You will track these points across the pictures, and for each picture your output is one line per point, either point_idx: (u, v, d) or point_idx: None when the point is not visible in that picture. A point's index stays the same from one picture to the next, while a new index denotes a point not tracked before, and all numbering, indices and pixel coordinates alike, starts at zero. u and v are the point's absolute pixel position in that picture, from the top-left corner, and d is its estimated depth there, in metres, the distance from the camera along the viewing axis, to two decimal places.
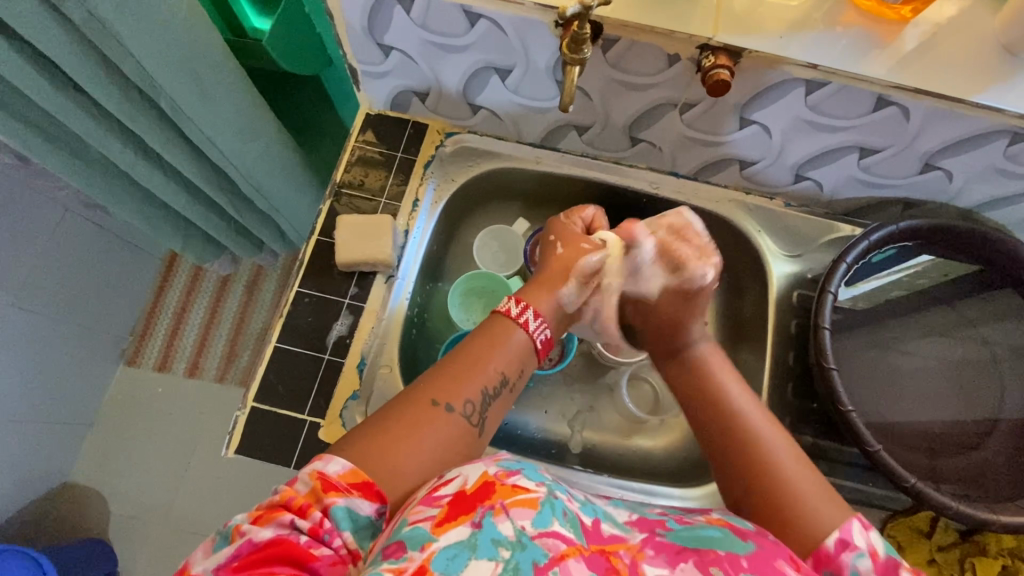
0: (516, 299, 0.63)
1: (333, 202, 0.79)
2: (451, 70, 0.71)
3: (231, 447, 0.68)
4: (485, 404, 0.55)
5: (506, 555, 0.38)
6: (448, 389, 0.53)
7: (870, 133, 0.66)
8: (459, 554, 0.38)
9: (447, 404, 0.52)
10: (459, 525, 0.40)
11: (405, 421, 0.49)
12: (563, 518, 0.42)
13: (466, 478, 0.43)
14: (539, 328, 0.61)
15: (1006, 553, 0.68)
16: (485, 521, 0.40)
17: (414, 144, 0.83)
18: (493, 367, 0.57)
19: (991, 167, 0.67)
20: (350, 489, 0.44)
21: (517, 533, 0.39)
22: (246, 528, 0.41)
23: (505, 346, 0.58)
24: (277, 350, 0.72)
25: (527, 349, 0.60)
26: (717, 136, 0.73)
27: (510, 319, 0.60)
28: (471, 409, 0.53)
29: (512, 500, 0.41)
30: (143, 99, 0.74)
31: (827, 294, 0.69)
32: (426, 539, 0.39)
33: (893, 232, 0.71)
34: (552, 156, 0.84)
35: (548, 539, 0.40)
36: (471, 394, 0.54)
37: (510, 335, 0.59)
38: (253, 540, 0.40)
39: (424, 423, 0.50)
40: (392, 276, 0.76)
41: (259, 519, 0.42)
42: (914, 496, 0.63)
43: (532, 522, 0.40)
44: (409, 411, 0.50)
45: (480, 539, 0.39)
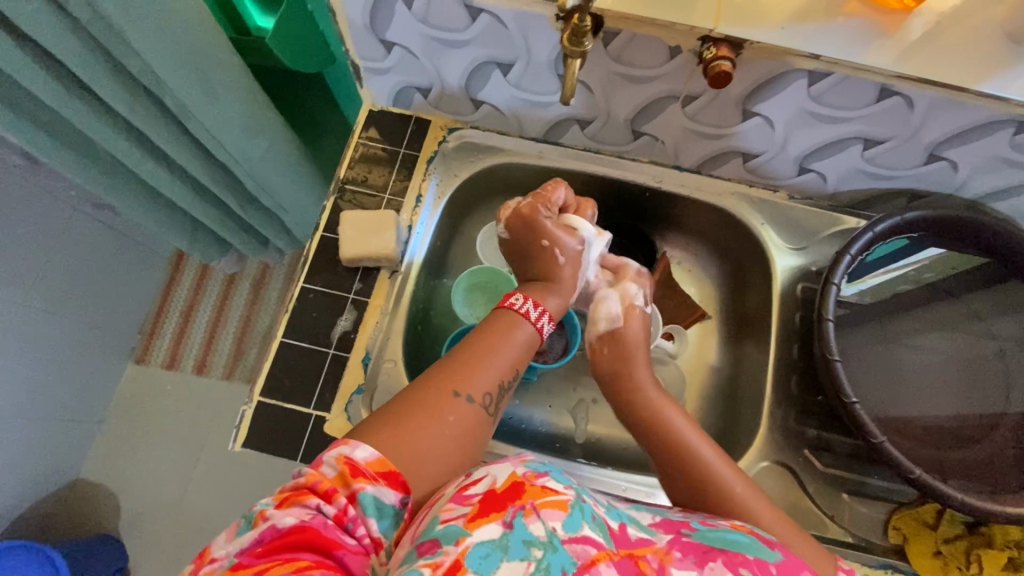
0: (523, 294, 0.63)
1: (337, 198, 0.80)
2: (453, 65, 0.72)
3: (238, 441, 0.69)
4: (501, 393, 0.56)
5: (538, 556, 0.39)
6: (465, 377, 0.54)
7: (874, 123, 0.65)
8: (492, 554, 0.38)
9: (466, 394, 0.53)
10: (490, 524, 0.40)
11: (425, 409, 0.50)
12: (592, 521, 0.42)
13: (495, 477, 0.43)
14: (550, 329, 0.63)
15: (1013, 545, 0.66)
16: (516, 521, 0.40)
17: (417, 140, 0.83)
18: (509, 358, 0.58)
19: (996, 157, 0.66)
20: (377, 477, 0.44)
21: (548, 535, 0.40)
22: (271, 512, 0.42)
23: (521, 342, 0.59)
24: (282, 345, 0.72)
25: (536, 343, 0.61)
26: (720, 129, 0.73)
27: (517, 313, 0.61)
28: (488, 399, 0.54)
29: (542, 501, 0.41)
30: (149, 97, 0.75)
31: (831, 286, 0.69)
32: (459, 535, 0.39)
33: (898, 223, 0.71)
34: (554, 151, 0.84)
35: (577, 545, 0.40)
36: (488, 383, 0.55)
37: (522, 328, 0.60)
38: (278, 524, 0.40)
39: (441, 410, 0.51)
40: (396, 271, 0.76)
41: (285, 502, 0.43)
42: (920, 487, 0.63)
43: (563, 524, 0.41)
44: (427, 398, 0.51)
45: (512, 540, 0.39)
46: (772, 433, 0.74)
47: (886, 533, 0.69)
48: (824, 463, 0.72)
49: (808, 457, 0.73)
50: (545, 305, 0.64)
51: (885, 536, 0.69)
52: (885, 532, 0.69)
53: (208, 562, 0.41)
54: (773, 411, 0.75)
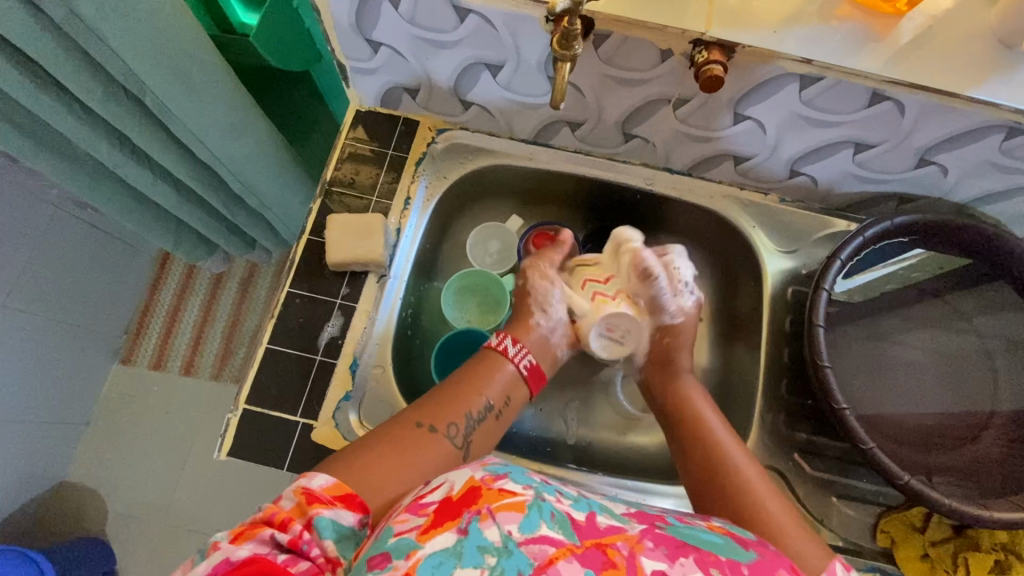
0: (499, 333, 0.69)
1: (323, 200, 0.78)
2: (442, 65, 0.70)
3: (223, 449, 0.67)
4: (472, 427, 0.58)
5: (492, 562, 0.38)
6: (435, 413, 0.57)
7: (865, 128, 0.65)
8: (444, 562, 0.37)
9: (433, 426, 0.56)
10: (445, 533, 0.39)
11: (395, 443, 0.53)
12: (552, 520, 0.41)
13: (452, 485, 0.44)
14: (521, 355, 0.67)
15: (1001, 548, 0.66)
16: (471, 527, 0.39)
17: (406, 141, 0.81)
18: (477, 393, 0.61)
19: (986, 162, 0.66)
20: (334, 501, 0.44)
21: (503, 539, 0.39)
22: (224, 544, 0.40)
23: (493, 377, 0.63)
24: (268, 351, 0.71)
25: (513, 378, 0.65)
26: (712, 132, 0.72)
27: (494, 350, 0.66)
28: (457, 432, 0.57)
29: (498, 504, 0.41)
30: (127, 96, 0.72)
31: (821, 291, 0.69)
32: (411, 548, 0.39)
33: (889, 227, 0.70)
34: (545, 152, 0.83)
35: (534, 546, 0.39)
36: (456, 416, 0.58)
37: (495, 367, 0.64)
38: (231, 556, 0.39)
39: (412, 444, 0.53)
40: (384, 275, 0.75)
41: (240, 536, 0.42)
42: (907, 492, 0.63)
43: (518, 526, 0.39)
44: (396, 431, 0.54)
45: (466, 546, 0.38)
46: (762, 437, 0.74)
47: (874, 536, 0.70)
48: (813, 467, 0.73)
49: (797, 461, 0.73)
50: (522, 342, 0.69)
51: (873, 540, 0.70)
52: (873, 535, 0.70)
53: None
54: (764, 415, 0.75)
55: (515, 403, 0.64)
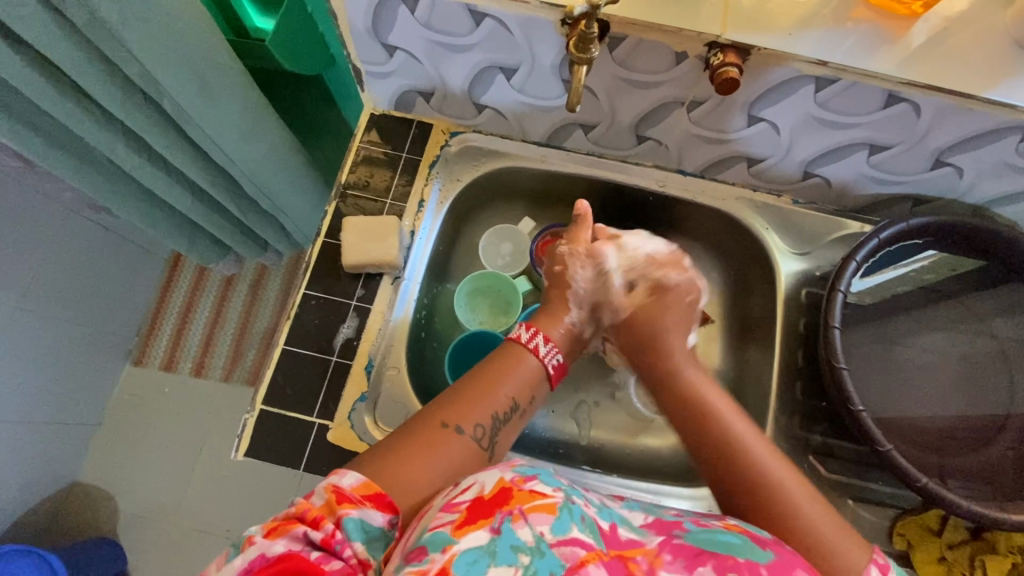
0: (527, 326, 0.67)
1: (338, 203, 0.79)
2: (456, 69, 0.71)
3: (240, 449, 0.68)
4: (497, 427, 0.57)
5: (526, 562, 0.38)
6: (458, 411, 0.56)
7: (881, 129, 0.65)
8: (478, 560, 0.38)
9: (458, 426, 0.55)
10: (478, 531, 0.40)
11: (420, 441, 0.52)
12: (582, 523, 0.42)
13: (483, 484, 0.43)
14: (549, 353, 0.65)
15: (1017, 551, 0.66)
16: (503, 527, 0.40)
17: (419, 144, 0.82)
18: (504, 391, 0.59)
19: (1002, 163, 0.66)
20: (364, 500, 0.44)
21: (536, 540, 0.39)
22: (258, 539, 0.41)
23: (517, 372, 0.62)
24: (284, 353, 0.71)
25: (538, 376, 0.63)
26: (726, 134, 0.72)
27: (522, 345, 0.64)
28: (482, 433, 0.56)
29: (529, 505, 0.41)
30: (145, 99, 0.73)
31: (837, 292, 0.69)
32: (446, 543, 0.39)
33: (904, 229, 0.70)
34: (557, 155, 0.83)
35: (566, 548, 0.40)
36: (480, 416, 0.56)
37: (522, 362, 0.63)
38: (267, 552, 0.40)
39: (437, 444, 0.52)
40: (399, 277, 0.76)
41: (272, 531, 0.42)
42: (925, 495, 0.63)
43: (551, 528, 0.40)
44: (421, 430, 0.53)
45: (499, 545, 0.39)
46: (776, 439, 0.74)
47: (891, 539, 0.69)
48: (827, 469, 0.72)
49: (813, 463, 0.73)
50: (552, 340, 0.67)
51: (890, 542, 0.69)
52: (889, 538, 0.69)
53: None
54: (777, 417, 0.75)
55: (537, 401, 0.64)
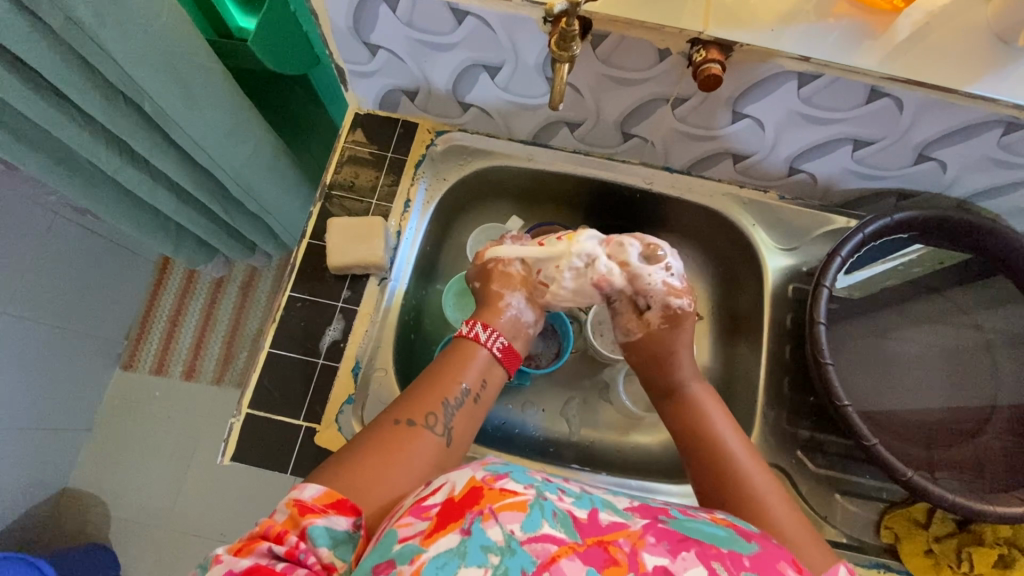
0: (469, 320, 0.67)
1: (323, 204, 0.78)
2: (439, 67, 0.70)
3: (226, 455, 0.67)
4: (450, 413, 0.58)
5: (495, 561, 0.38)
6: (407, 406, 0.57)
7: (864, 124, 0.65)
8: (449, 563, 0.38)
9: (410, 420, 0.55)
10: (449, 534, 0.40)
11: (373, 443, 0.53)
12: (554, 519, 0.41)
13: (454, 485, 0.44)
14: (493, 338, 0.65)
15: (1003, 542, 0.66)
16: (474, 527, 0.40)
17: (405, 144, 0.81)
18: (451, 377, 0.60)
19: (985, 157, 0.66)
20: (326, 509, 0.46)
21: (506, 538, 0.39)
22: (225, 557, 0.42)
23: (466, 363, 0.62)
24: (270, 356, 0.71)
25: (489, 361, 0.63)
26: (712, 130, 0.72)
27: (465, 337, 0.64)
28: (436, 420, 0.56)
29: (500, 504, 0.41)
30: (125, 102, 0.72)
31: (822, 288, 0.69)
32: (416, 553, 0.39)
33: (888, 225, 0.70)
34: (544, 153, 0.83)
35: (537, 544, 0.39)
36: (430, 405, 0.57)
37: (469, 351, 0.63)
38: (230, 569, 0.41)
39: (393, 440, 0.53)
40: (386, 278, 0.75)
41: (239, 550, 0.43)
42: (910, 489, 0.63)
43: (521, 525, 0.40)
44: (373, 433, 0.54)
45: (470, 546, 0.39)
46: (764, 434, 0.74)
47: (877, 533, 0.69)
48: (816, 464, 0.72)
49: (801, 458, 0.73)
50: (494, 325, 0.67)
51: (877, 536, 0.69)
52: (877, 531, 0.69)
53: None
54: (765, 413, 0.75)
55: (494, 386, 0.63)
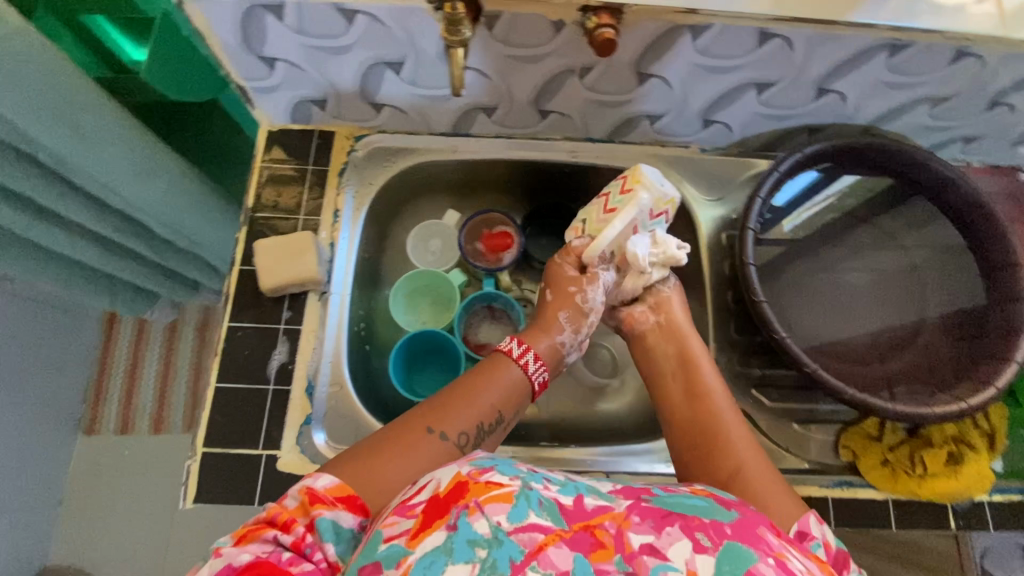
0: (519, 339, 0.65)
1: (249, 228, 0.76)
2: (342, 72, 0.69)
3: (187, 498, 0.65)
4: (482, 433, 0.57)
5: (483, 555, 0.37)
6: (443, 417, 0.55)
7: (762, 68, 0.67)
8: (436, 562, 0.37)
9: (441, 432, 0.54)
10: (435, 532, 0.39)
11: (400, 442, 0.52)
12: (539, 507, 0.41)
13: (439, 482, 0.43)
14: (537, 371, 0.63)
15: (950, 440, 0.70)
16: (460, 522, 0.39)
17: (324, 154, 0.80)
18: (489, 398, 0.58)
19: (879, 82, 0.69)
20: (336, 503, 0.46)
21: (492, 530, 0.39)
22: (228, 549, 0.42)
23: (500, 383, 0.60)
24: (218, 390, 0.69)
25: (522, 386, 0.62)
26: (622, 96, 0.73)
27: (507, 355, 0.62)
28: (465, 440, 0.55)
29: (485, 496, 0.40)
30: (18, 155, 0.69)
31: (747, 231, 0.71)
32: (401, 556, 0.38)
33: (801, 160, 0.73)
34: (467, 143, 0.82)
35: (523, 534, 0.39)
36: (465, 423, 0.55)
37: (504, 371, 0.61)
38: (233, 561, 0.41)
39: (417, 447, 0.52)
40: (325, 292, 0.74)
41: (242, 540, 0.43)
42: (856, 406, 0.65)
43: (507, 516, 0.39)
44: (404, 432, 0.53)
45: (456, 542, 0.38)
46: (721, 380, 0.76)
47: (837, 453, 0.72)
48: (771, 399, 0.74)
49: (756, 396, 0.74)
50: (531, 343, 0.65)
51: (837, 456, 0.72)
52: (836, 452, 0.72)
53: None
54: (718, 359, 0.77)
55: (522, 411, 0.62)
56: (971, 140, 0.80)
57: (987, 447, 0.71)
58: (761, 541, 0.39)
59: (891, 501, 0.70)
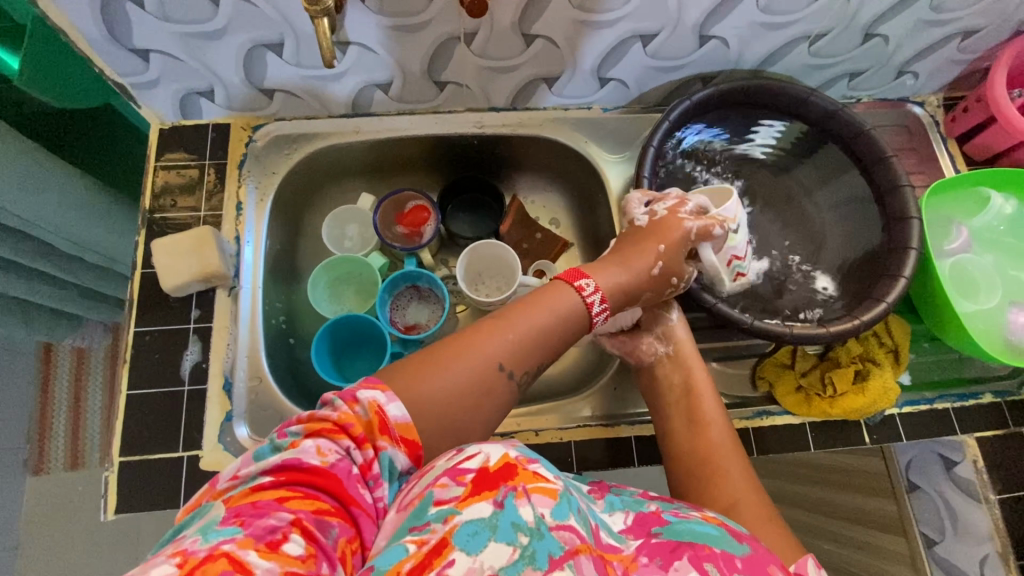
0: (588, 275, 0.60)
1: (147, 230, 0.74)
2: (222, 59, 0.67)
3: (108, 510, 0.63)
4: (539, 373, 0.55)
5: (524, 541, 0.38)
6: (517, 350, 0.53)
7: (641, 19, 0.68)
8: (479, 533, 0.38)
9: (510, 368, 0.52)
10: (482, 502, 0.40)
11: (469, 363, 0.50)
12: (578, 513, 0.42)
13: (488, 455, 0.43)
14: (599, 313, 0.59)
15: (856, 359, 0.73)
16: (506, 502, 0.40)
17: (221, 147, 0.78)
18: (554, 342, 0.56)
19: (755, 24, 0.71)
20: (399, 441, 0.44)
21: (536, 520, 0.40)
22: (301, 445, 0.42)
23: (566, 323, 0.57)
24: (130, 398, 0.67)
25: (580, 323, 0.58)
26: (513, 60, 0.73)
27: (569, 285, 0.59)
28: (525, 379, 0.54)
29: (533, 485, 0.42)
30: None
31: (642, 180, 0.73)
32: (449, 514, 0.39)
33: (690, 106, 0.75)
34: (369, 123, 0.81)
35: (564, 532, 0.40)
36: (532, 363, 0.54)
37: (569, 308, 0.57)
38: (305, 458, 0.41)
39: (484, 374, 0.50)
40: (234, 287, 0.72)
41: (313, 437, 0.43)
42: (757, 334, 0.67)
43: (551, 511, 0.41)
44: (478, 352, 0.51)
45: (501, 521, 0.39)
46: None
47: (756, 384, 0.74)
48: None
49: None
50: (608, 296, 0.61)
51: (755, 388, 0.74)
52: (754, 384, 0.75)
53: (225, 480, 0.40)
54: None
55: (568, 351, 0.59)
56: (855, 75, 0.83)
57: (893, 361, 0.74)
58: None
59: (807, 423, 0.73)
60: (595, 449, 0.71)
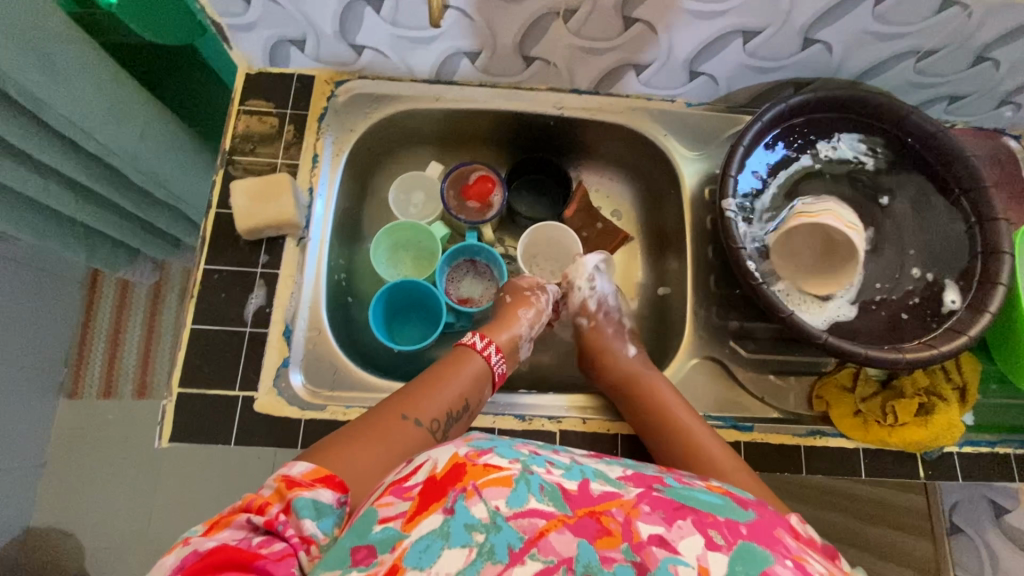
0: (481, 334, 0.69)
1: (226, 172, 0.75)
2: (320, 9, 0.67)
3: (163, 438, 0.65)
4: (450, 419, 0.60)
5: (480, 539, 0.35)
6: (415, 404, 0.59)
7: (748, 13, 0.66)
8: (432, 545, 0.35)
9: (415, 418, 0.57)
10: (431, 515, 0.36)
11: (373, 432, 0.55)
12: (540, 492, 0.38)
13: (435, 462, 0.40)
14: (498, 362, 0.68)
15: (922, 391, 0.71)
16: (457, 505, 0.36)
17: (304, 98, 0.78)
18: (455, 388, 0.62)
19: (865, 32, 0.69)
20: (314, 483, 0.45)
21: (491, 515, 0.36)
22: (195, 538, 0.40)
23: (464, 372, 0.64)
24: (193, 333, 0.68)
25: (481, 375, 0.65)
26: (608, 42, 0.72)
27: (472, 349, 0.67)
28: (436, 425, 0.59)
29: (484, 479, 0.38)
30: None
31: (728, 178, 0.71)
32: (397, 539, 0.35)
33: (784, 110, 0.73)
34: (450, 91, 0.81)
35: (523, 519, 0.36)
36: (436, 410, 0.59)
37: (468, 361, 0.65)
38: (199, 547, 0.39)
39: (391, 431, 0.55)
40: (303, 238, 0.73)
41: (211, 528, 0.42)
42: (829, 351, 0.65)
43: (506, 501, 0.37)
44: (377, 422, 0.56)
45: (453, 525, 0.35)
46: (697, 331, 0.76)
47: (812, 404, 0.72)
48: (747, 350, 0.75)
49: (733, 347, 0.75)
50: (492, 337, 0.70)
51: (811, 407, 0.72)
52: (810, 403, 0.73)
53: None
54: (697, 312, 0.77)
55: (476, 402, 0.64)
56: (956, 99, 0.80)
57: (960, 401, 0.71)
58: (779, 545, 0.36)
59: (861, 450, 0.71)
60: (639, 446, 0.71)
